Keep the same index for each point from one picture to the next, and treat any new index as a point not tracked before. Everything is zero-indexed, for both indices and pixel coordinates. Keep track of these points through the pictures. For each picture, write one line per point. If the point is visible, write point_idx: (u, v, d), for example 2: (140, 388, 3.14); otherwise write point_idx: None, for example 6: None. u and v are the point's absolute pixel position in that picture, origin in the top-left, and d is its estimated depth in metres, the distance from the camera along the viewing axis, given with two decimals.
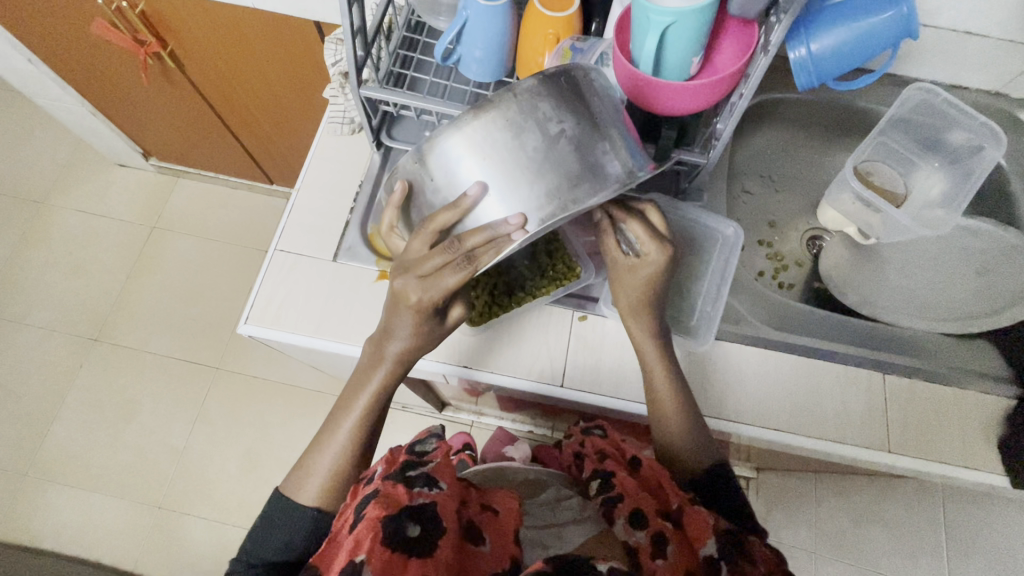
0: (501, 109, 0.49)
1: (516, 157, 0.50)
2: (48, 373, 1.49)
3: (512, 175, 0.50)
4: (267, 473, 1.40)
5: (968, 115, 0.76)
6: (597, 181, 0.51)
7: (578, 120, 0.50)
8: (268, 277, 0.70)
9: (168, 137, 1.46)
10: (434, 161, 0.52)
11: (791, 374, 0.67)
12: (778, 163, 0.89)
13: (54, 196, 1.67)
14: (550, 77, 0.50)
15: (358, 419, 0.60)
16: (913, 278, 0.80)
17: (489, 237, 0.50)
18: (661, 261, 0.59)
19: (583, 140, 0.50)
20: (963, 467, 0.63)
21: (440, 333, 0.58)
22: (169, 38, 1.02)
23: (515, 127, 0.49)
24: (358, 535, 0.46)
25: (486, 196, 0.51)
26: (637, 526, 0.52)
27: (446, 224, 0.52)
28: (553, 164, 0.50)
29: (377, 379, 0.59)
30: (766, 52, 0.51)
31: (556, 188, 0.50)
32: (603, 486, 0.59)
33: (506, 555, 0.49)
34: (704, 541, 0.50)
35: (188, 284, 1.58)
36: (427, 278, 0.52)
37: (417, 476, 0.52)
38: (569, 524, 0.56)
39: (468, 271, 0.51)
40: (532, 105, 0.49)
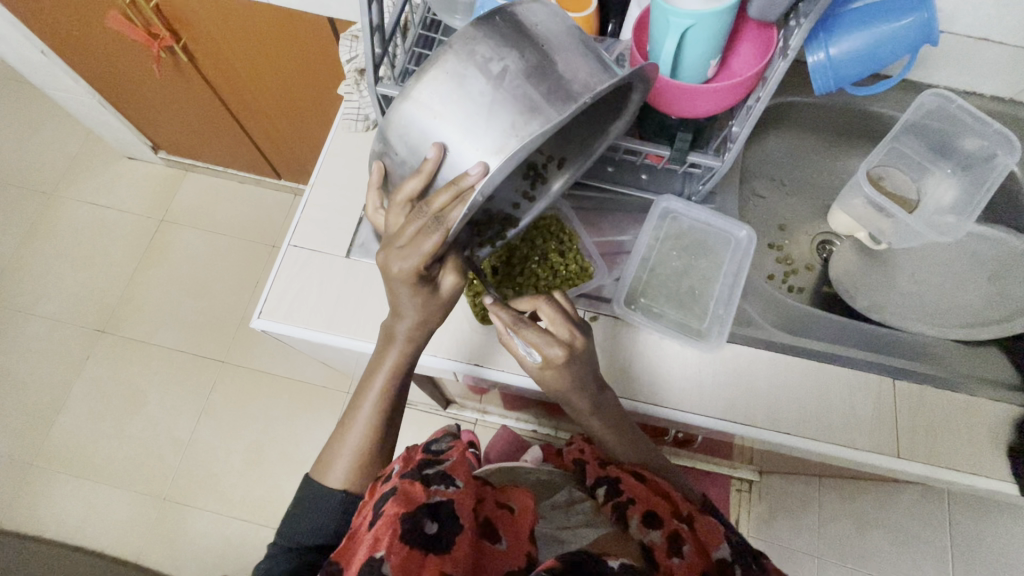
0: (441, 62, 0.48)
1: (465, 103, 0.48)
2: (55, 364, 1.50)
3: (465, 123, 0.48)
4: (272, 468, 1.41)
5: (982, 122, 0.76)
6: (555, 105, 0.47)
7: (522, 54, 0.48)
8: (282, 272, 0.70)
9: (177, 130, 1.46)
10: (393, 134, 0.52)
11: (801, 378, 0.67)
12: (789, 167, 0.89)
13: (63, 187, 1.68)
14: (484, 21, 0.49)
15: (377, 401, 0.59)
16: (923, 284, 0.80)
17: (456, 195, 0.48)
18: (563, 363, 0.56)
19: (534, 71, 0.48)
20: (972, 474, 0.63)
21: (440, 304, 0.56)
22: (183, 32, 1.02)
23: (457, 77, 0.48)
24: (376, 532, 0.46)
25: (448, 156, 0.50)
26: (651, 526, 0.53)
27: (418, 193, 0.52)
28: (504, 102, 0.48)
29: (388, 362, 0.59)
30: (784, 55, 0.51)
31: (512, 124, 0.47)
32: (610, 493, 0.59)
33: (522, 552, 0.49)
34: (717, 546, 0.53)
35: (195, 277, 1.59)
36: (405, 248, 0.50)
37: (434, 474, 0.52)
38: (582, 526, 0.57)
39: (441, 232, 0.48)
40: (469, 50, 0.48)
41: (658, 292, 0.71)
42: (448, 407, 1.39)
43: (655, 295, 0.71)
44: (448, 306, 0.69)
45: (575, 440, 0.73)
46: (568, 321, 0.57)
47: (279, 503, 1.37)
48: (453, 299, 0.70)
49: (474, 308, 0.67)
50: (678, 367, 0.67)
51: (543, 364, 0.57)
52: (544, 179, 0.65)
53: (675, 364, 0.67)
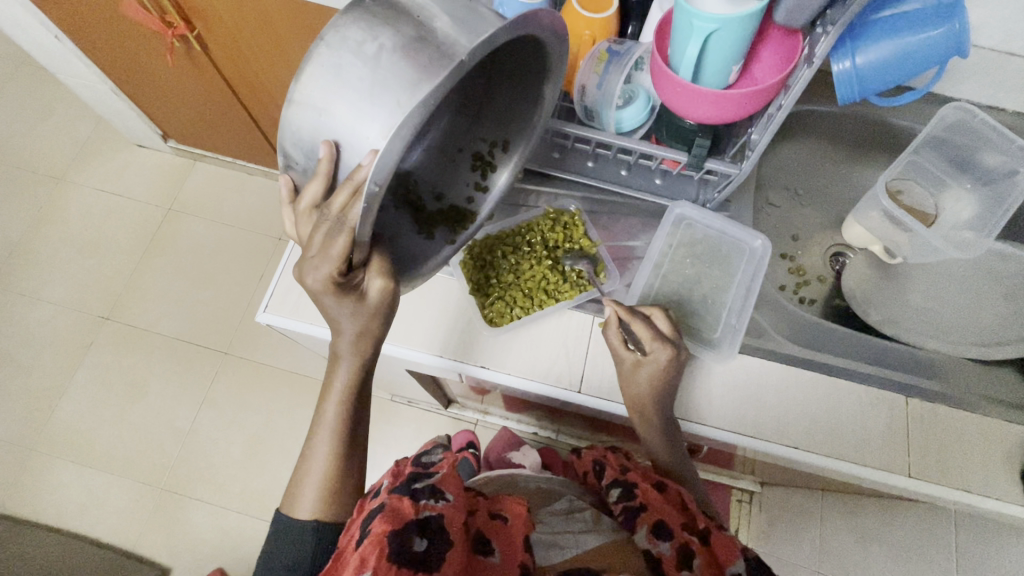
0: (316, 58, 0.46)
1: (347, 91, 0.45)
2: (59, 349, 1.50)
3: (346, 109, 0.45)
4: (271, 461, 1.40)
5: (1005, 138, 0.74)
6: (435, 69, 0.42)
7: (396, 29, 0.45)
8: (289, 266, 0.70)
9: (188, 120, 1.46)
10: (288, 144, 0.50)
11: (812, 392, 0.66)
12: (804, 176, 0.88)
13: (73, 173, 1.68)
14: (355, 10, 0.46)
15: (332, 426, 0.57)
16: (937, 301, 0.79)
17: (353, 186, 0.45)
18: (666, 363, 0.59)
19: (410, 41, 0.44)
20: (984, 496, 0.62)
21: (374, 311, 0.52)
22: (198, 21, 1.01)
23: (333, 67, 0.45)
24: (363, 553, 0.44)
25: (342, 150, 0.47)
26: (661, 537, 0.52)
27: (322, 197, 0.49)
28: (384, 79, 0.44)
29: (340, 380, 0.57)
30: (810, 64, 0.50)
31: (396, 101, 0.43)
32: (624, 495, 0.58)
33: (515, 565, 0.49)
34: (731, 559, 0.50)
35: (200, 267, 1.59)
36: (317, 256, 0.47)
37: (424, 488, 0.51)
38: (585, 533, 0.56)
39: (346, 232, 0.45)
40: (342, 38, 0.46)
41: (669, 299, 0.69)
42: (449, 406, 1.39)
43: (667, 302, 0.69)
44: (455, 307, 0.68)
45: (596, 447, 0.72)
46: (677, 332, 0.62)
47: (277, 497, 1.37)
48: (459, 300, 0.69)
49: (484, 312, 0.68)
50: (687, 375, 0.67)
51: (644, 357, 0.60)
52: (492, 169, 0.64)
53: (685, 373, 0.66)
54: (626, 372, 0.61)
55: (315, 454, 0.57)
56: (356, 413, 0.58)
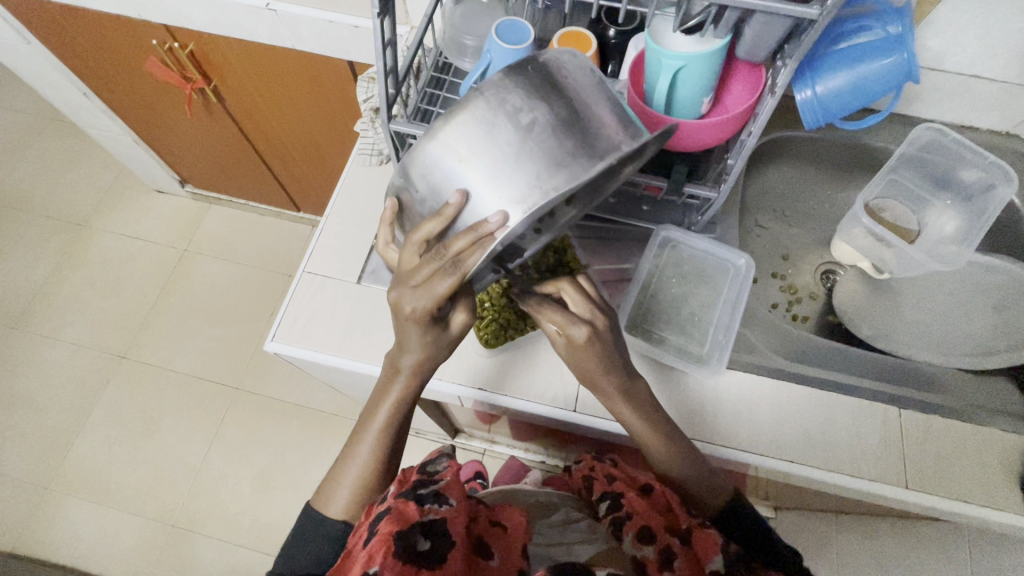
0: (472, 108, 0.48)
1: (493, 153, 0.49)
2: (77, 388, 1.54)
3: (483, 169, 0.49)
4: (281, 495, 1.41)
5: (978, 154, 0.77)
6: (586, 156, 0.47)
7: (551, 107, 0.49)
8: (296, 296, 0.73)
9: (204, 166, 1.54)
10: (414, 172, 0.52)
11: (804, 406, 0.67)
12: (789, 198, 0.91)
13: (96, 219, 1.76)
14: (516, 68, 0.49)
15: (378, 434, 0.59)
16: (927, 313, 0.80)
17: (473, 241, 0.48)
18: (587, 341, 0.54)
19: (559, 126, 0.48)
20: (983, 505, 0.62)
21: (449, 340, 0.56)
22: (214, 75, 1.09)
23: (486, 125, 0.49)
24: (371, 549, 0.47)
25: (471, 201, 0.50)
26: (645, 542, 0.54)
27: (437, 233, 0.52)
28: (530, 153, 0.48)
29: (393, 394, 0.58)
30: (773, 92, 0.53)
31: (537, 177, 0.48)
32: (613, 506, 0.60)
33: (514, 568, 0.50)
34: (710, 557, 0.53)
35: (214, 305, 1.64)
36: (418, 288, 0.51)
37: (428, 494, 0.53)
38: (578, 543, 0.58)
39: (456, 274, 0.49)
40: (500, 98, 0.48)
41: (659, 319, 0.72)
42: (456, 436, 1.40)
43: (656, 322, 0.72)
44: None
45: (584, 460, 0.73)
46: (593, 304, 0.57)
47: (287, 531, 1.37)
48: None
49: (478, 334, 0.69)
50: (680, 391, 0.68)
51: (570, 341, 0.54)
52: None
53: (678, 389, 0.68)
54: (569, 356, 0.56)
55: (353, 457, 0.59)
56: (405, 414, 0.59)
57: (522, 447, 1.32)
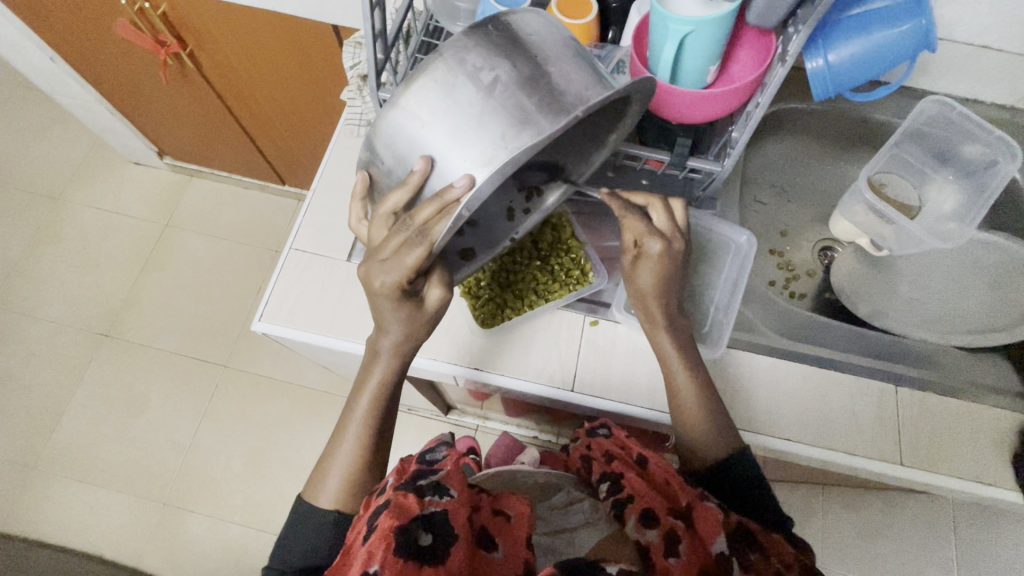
0: (431, 72, 0.47)
1: (456, 114, 0.46)
2: (58, 366, 1.51)
3: (447, 132, 0.47)
4: (272, 472, 1.41)
5: (982, 129, 0.75)
6: (549, 114, 0.45)
7: (513, 64, 0.46)
8: (283, 275, 0.71)
9: (183, 137, 1.48)
10: (379, 143, 0.51)
11: (801, 384, 0.66)
12: (789, 173, 0.89)
13: (71, 192, 1.69)
14: (476, 29, 0.47)
15: (364, 416, 0.58)
16: (924, 291, 0.80)
17: (439, 208, 0.47)
18: (660, 255, 0.60)
19: (525, 83, 0.46)
20: (975, 481, 0.63)
21: (426, 318, 0.56)
22: (190, 38, 1.03)
23: (447, 87, 0.47)
24: (370, 547, 0.46)
25: (436, 167, 0.48)
26: (648, 525, 0.52)
27: (403, 205, 0.51)
28: (494, 112, 0.45)
29: (377, 375, 0.58)
30: (783, 62, 0.51)
31: (502, 136, 0.45)
32: (613, 488, 0.58)
33: (518, 559, 0.50)
34: (714, 538, 0.49)
35: (198, 282, 1.60)
36: (389, 260, 0.51)
37: (428, 484, 0.52)
38: (582, 527, 0.57)
39: (426, 244, 0.49)
40: (459, 59, 0.47)
41: None
42: (449, 413, 1.39)
43: None
44: (447, 312, 0.68)
45: (581, 435, 0.72)
46: (675, 224, 0.61)
47: (280, 508, 1.37)
48: (454, 309, 0.69)
49: (474, 313, 0.68)
50: None
51: (641, 252, 0.61)
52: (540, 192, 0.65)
53: None
54: (632, 281, 0.61)
55: (346, 430, 0.58)
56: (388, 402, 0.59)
57: (515, 423, 1.32)
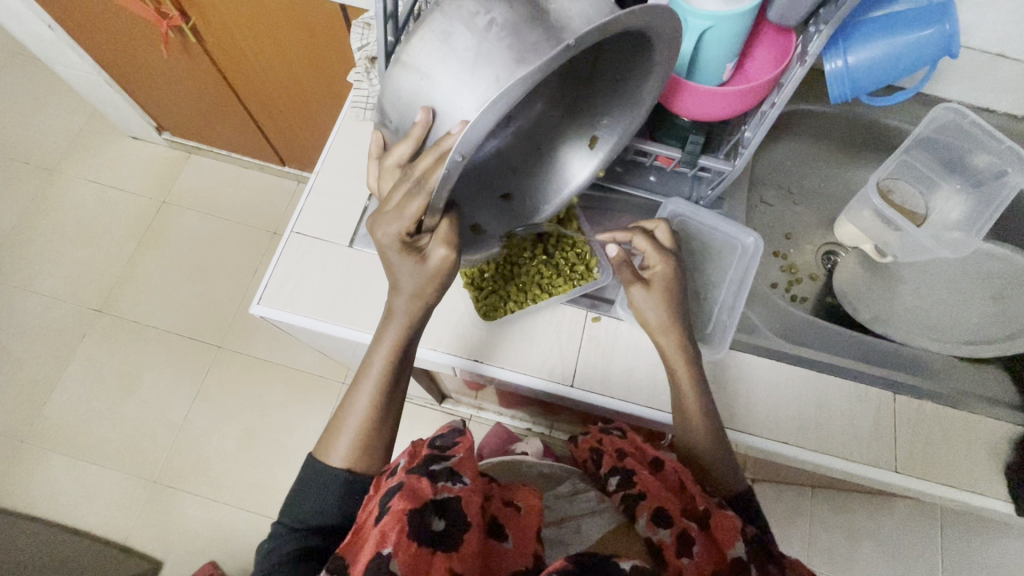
0: (430, 23, 0.47)
1: (452, 60, 0.46)
2: (51, 341, 1.49)
3: (442, 82, 0.47)
4: (265, 454, 1.40)
5: (994, 139, 0.75)
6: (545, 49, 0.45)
7: (510, 6, 0.45)
8: (283, 258, 0.70)
9: (183, 113, 1.45)
10: (386, 102, 0.51)
11: (801, 388, 0.66)
12: (798, 175, 0.88)
13: (67, 164, 1.67)
14: None
15: (378, 375, 0.57)
16: (926, 299, 0.80)
17: (436, 155, 0.46)
18: (667, 277, 0.62)
19: (519, 23, 0.45)
20: (968, 491, 0.63)
21: (434, 278, 0.53)
22: (193, 12, 1.01)
23: (442, 35, 0.46)
24: (384, 527, 0.45)
25: (436, 117, 0.48)
26: (661, 524, 0.52)
27: (408, 157, 0.51)
28: (490, 54, 0.45)
29: (392, 333, 0.57)
30: (802, 62, 0.50)
31: (497, 76, 0.45)
32: (624, 483, 0.59)
33: (529, 551, 0.50)
34: (731, 543, 0.50)
35: (195, 260, 1.58)
36: (391, 213, 0.50)
37: (442, 470, 0.52)
38: (588, 516, 0.59)
39: (423, 195, 0.47)
40: (456, 7, 0.46)
41: None
42: (443, 402, 1.39)
43: None
44: (448, 301, 0.68)
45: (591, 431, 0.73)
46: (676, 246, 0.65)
47: (271, 490, 1.37)
48: (455, 299, 0.68)
49: (477, 305, 0.67)
50: None
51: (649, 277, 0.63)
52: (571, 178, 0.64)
53: None
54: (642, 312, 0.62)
55: (348, 416, 0.57)
56: (404, 362, 0.58)
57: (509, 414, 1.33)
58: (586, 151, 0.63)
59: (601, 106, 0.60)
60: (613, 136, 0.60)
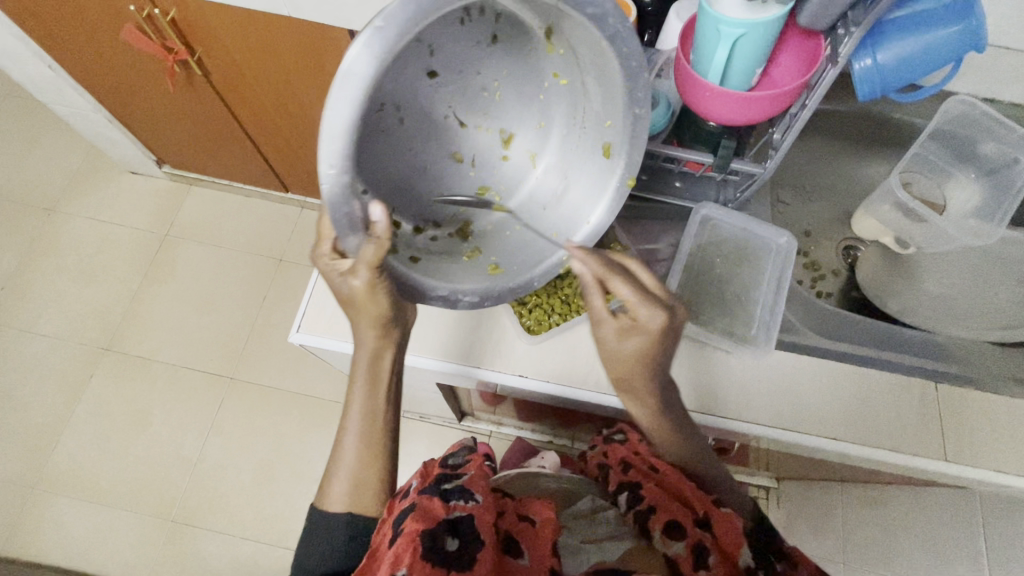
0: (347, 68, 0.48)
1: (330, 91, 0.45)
2: (58, 383, 1.46)
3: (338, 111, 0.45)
4: (283, 486, 1.38)
5: (1006, 128, 0.77)
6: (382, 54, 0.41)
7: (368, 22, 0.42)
8: (319, 286, 0.69)
9: (184, 144, 1.45)
10: None
11: (842, 383, 0.66)
12: (813, 174, 0.89)
13: (65, 203, 1.65)
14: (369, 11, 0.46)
15: (356, 426, 0.59)
16: (950, 287, 0.81)
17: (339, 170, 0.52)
18: (658, 333, 0.53)
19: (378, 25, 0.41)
20: (1019, 475, 0.63)
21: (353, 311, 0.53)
22: (199, 46, 1.01)
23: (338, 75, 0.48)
24: (398, 550, 0.47)
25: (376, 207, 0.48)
26: (675, 538, 0.57)
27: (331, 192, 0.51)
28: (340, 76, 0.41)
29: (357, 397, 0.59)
30: (834, 63, 0.52)
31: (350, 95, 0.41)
32: (634, 499, 0.64)
33: (544, 567, 0.49)
34: (739, 551, 0.56)
35: (202, 293, 1.56)
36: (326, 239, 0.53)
37: (453, 489, 0.53)
38: (607, 538, 0.60)
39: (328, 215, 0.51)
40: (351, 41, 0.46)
41: (702, 299, 0.71)
42: (463, 420, 1.38)
43: (698, 303, 0.71)
44: (492, 319, 0.68)
45: (597, 442, 0.79)
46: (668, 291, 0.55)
47: (291, 522, 1.34)
48: (495, 318, 0.68)
49: (521, 320, 0.67)
50: (723, 374, 0.66)
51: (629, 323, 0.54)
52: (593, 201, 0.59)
53: (721, 373, 0.66)
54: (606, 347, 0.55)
55: (344, 447, 0.59)
56: (377, 410, 0.59)
57: (529, 429, 1.32)
58: (605, 163, 0.58)
59: (596, 108, 0.56)
60: (621, 137, 0.55)
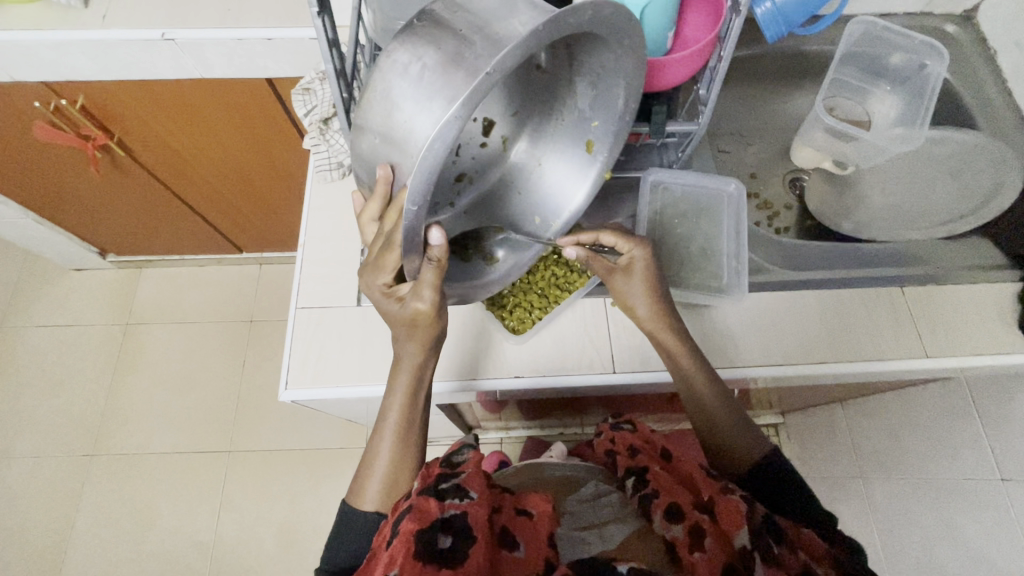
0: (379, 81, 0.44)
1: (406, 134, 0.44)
2: (49, 502, 1.39)
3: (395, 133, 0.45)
4: (308, 544, 1.35)
5: (907, 38, 0.82)
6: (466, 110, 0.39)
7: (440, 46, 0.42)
8: (297, 337, 0.68)
9: (125, 229, 1.40)
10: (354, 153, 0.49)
11: (819, 308, 0.69)
12: (745, 118, 0.93)
13: (13, 317, 1.58)
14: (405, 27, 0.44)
15: (394, 424, 0.59)
16: (897, 194, 0.85)
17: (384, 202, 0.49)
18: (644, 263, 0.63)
19: (452, 59, 0.41)
20: (996, 353, 0.67)
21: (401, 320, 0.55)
22: (116, 127, 0.98)
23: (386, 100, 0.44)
24: (392, 551, 0.47)
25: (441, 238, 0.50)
26: (673, 521, 0.52)
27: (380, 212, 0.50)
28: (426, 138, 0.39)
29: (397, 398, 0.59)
30: (737, 11, 0.53)
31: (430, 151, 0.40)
32: (638, 483, 0.60)
33: (537, 559, 0.48)
34: (736, 532, 0.50)
35: (178, 373, 1.52)
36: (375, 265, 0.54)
37: (449, 488, 0.52)
38: (610, 521, 0.57)
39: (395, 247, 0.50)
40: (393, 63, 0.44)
41: (671, 261, 0.73)
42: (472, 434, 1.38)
43: (669, 265, 0.73)
44: (477, 327, 0.68)
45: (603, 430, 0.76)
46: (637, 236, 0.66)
47: None
48: (479, 325, 0.68)
49: (505, 323, 0.68)
50: (709, 326, 0.69)
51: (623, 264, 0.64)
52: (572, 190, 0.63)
53: (706, 324, 0.69)
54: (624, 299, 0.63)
55: (380, 443, 0.59)
56: (415, 414, 0.59)
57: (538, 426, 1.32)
58: (585, 158, 0.62)
59: (583, 106, 0.59)
60: (608, 136, 0.60)
